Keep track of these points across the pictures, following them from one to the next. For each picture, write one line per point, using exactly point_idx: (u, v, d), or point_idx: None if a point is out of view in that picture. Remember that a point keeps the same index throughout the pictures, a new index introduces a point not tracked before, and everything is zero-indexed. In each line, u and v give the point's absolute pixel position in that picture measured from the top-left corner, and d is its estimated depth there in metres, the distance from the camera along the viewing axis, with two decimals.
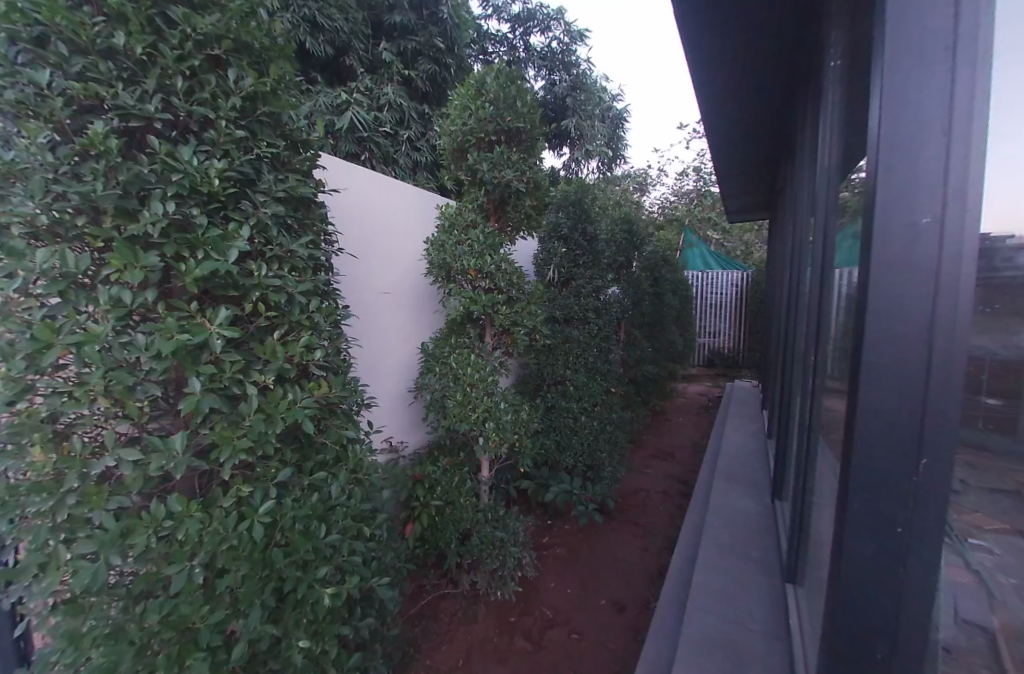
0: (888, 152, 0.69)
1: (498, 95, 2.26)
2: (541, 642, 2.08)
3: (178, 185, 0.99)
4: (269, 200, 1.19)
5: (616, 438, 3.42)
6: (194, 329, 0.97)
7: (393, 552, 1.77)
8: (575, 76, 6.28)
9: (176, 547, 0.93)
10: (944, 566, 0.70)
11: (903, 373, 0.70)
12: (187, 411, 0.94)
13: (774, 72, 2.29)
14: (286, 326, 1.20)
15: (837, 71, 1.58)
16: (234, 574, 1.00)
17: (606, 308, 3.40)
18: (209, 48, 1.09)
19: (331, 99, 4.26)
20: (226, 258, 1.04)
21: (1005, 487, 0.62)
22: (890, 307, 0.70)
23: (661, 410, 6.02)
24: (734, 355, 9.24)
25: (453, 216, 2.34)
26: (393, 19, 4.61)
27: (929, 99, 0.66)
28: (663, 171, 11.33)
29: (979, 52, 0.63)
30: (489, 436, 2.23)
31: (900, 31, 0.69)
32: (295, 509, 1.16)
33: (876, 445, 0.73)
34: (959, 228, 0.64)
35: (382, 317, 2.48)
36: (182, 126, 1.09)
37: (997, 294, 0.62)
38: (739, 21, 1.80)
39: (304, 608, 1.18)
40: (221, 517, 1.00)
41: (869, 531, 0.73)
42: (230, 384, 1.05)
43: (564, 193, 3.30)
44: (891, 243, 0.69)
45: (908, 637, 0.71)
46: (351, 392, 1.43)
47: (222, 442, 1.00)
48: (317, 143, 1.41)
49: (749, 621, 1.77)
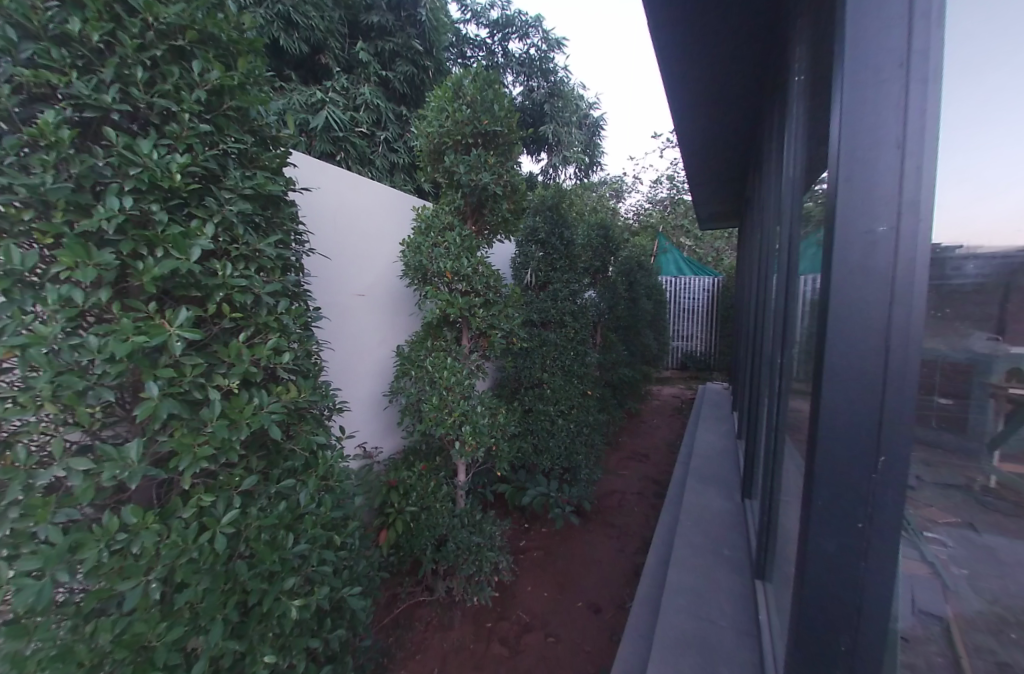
0: (848, 162, 0.72)
1: (475, 98, 2.26)
2: (518, 647, 2.07)
3: (136, 179, 0.94)
4: (236, 197, 1.15)
5: (591, 440, 3.46)
6: (152, 331, 0.92)
7: (365, 560, 1.72)
8: (552, 83, 6.35)
9: (131, 561, 0.88)
10: (901, 560, 0.73)
11: (864, 374, 0.73)
12: (143, 418, 0.89)
13: (742, 85, 2.36)
14: (253, 327, 1.17)
15: (803, 87, 1.64)
16: (195, 589, 0.96)
17: (583, 312, 3.46)
18: (172, 39, 1.04)
19: (306, 97, 4.18)
20: (188, 257, 0.99)
21: (959, 482, 0.67)
22: (851, 311, 0.73)
23: (636, 412, 6.13)
24: (707, 359, 9.49)
25: (429, 218, 2.33)
26: (370, 18, 4.56)
27: (885, 112, 0.69)
28: (638, 179, 11.60)
29: (931, 70, 0.67)
30: (465, 439, 2.21)
31: (859, 47, 0.71)
32: (261, 518, 1.12)
33: (840, 444, 0.75)
34: (913, 236, 0.68)
35: (356, 320, 2.43)
36: (142, 118, 1.04)
37: (948, 301, 0.67)
38: (709, 33, 1.85)
39: (270, 622, 1.13)
40: (181, 528, 0.95)
41: (831, 528, 0.76)
42: (191, 389, 1.00)
43: (541, 198, 3.36)
44: (849, 250, 0.72)
45: (868, 627, 0.74)
46: (321, 397, 1.40)
47: (181, 450, 0.95)
48: (288, 140, 1.37)
49: (722, 618, 1.80)
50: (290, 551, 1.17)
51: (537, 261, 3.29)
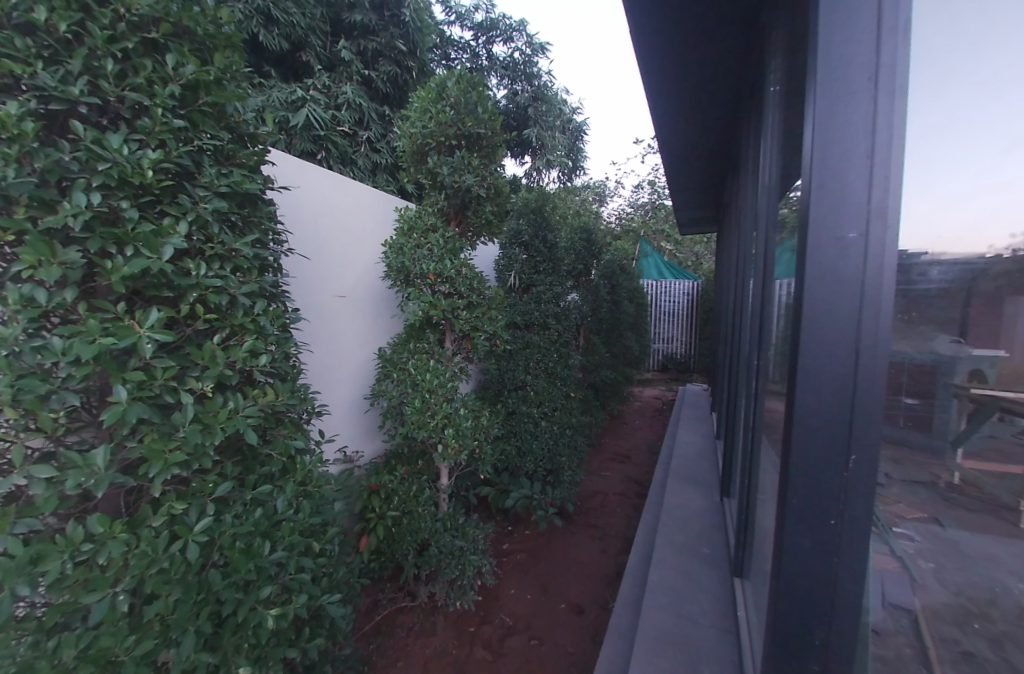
0: (820, 171, 0.75)
1: (459, 100, 2.27)
2: (501, 651, 2.06)
3: (105, 175, 0.91)
4: (211, 195, 1.12)
5: (574, 441, 3.48)
6: (120, 332, 0.88)
7: (345, 567, 1.69)
8: (536, 87, 6.38)
9: (96, 573, 0.84)
10: (872, 555, 0.75)
11: (835, 374, 0.75)
12: (110, 423, 0.85)
13: (720, 95, 2.41)
14: (227, 329, 1.14)
15: (778, 97, 1.69)
16: (165, 600, 0.92)
17: (565, 314, 3.50)
18: (145, 31, 1.01)
19: (286, 95, 4.12)
20: (160, 256, 0.96)
21: (924, 479, 0.69)
22: (822, 314, 0.76)
23: (618, 414, 6.20)
24: (687, 361, 9.67)
25: (412, 219, 2.31)
26: (352, 17, 4.50)
27: (854, 124, 0.72)
28: (620, 183, 11.78)
29: (896, 84, 0.70)
30: (448, 443, 2.19)
31: (830, 61, 0.74)
32: (236, 525, 1.08)
33: (813, 442, 0.77)
34: (881, 243, 0.71)
35: (336, 322, 2.39)
36: (112, 112, 1.00)
37: (915, 304, 0.69)
38: (689, 42, 1.88)
39: (246, 632, 1.10)
40: (150, 537, 0.92)
41: (805, 525, 0.78)
42: (163, 392, 0.96)
43: (524, 200, 3.38)
44: (822, 256, 0.75)
45: (841, 621, 0.77)
46: (300, 401, 1.37)
47: (151, 456, 0.91)
48: (266, 138, 1.34)
49: (702, 615, 1.83)
50: (267, 559, 1.14)
51: (521, 264, 3.30)
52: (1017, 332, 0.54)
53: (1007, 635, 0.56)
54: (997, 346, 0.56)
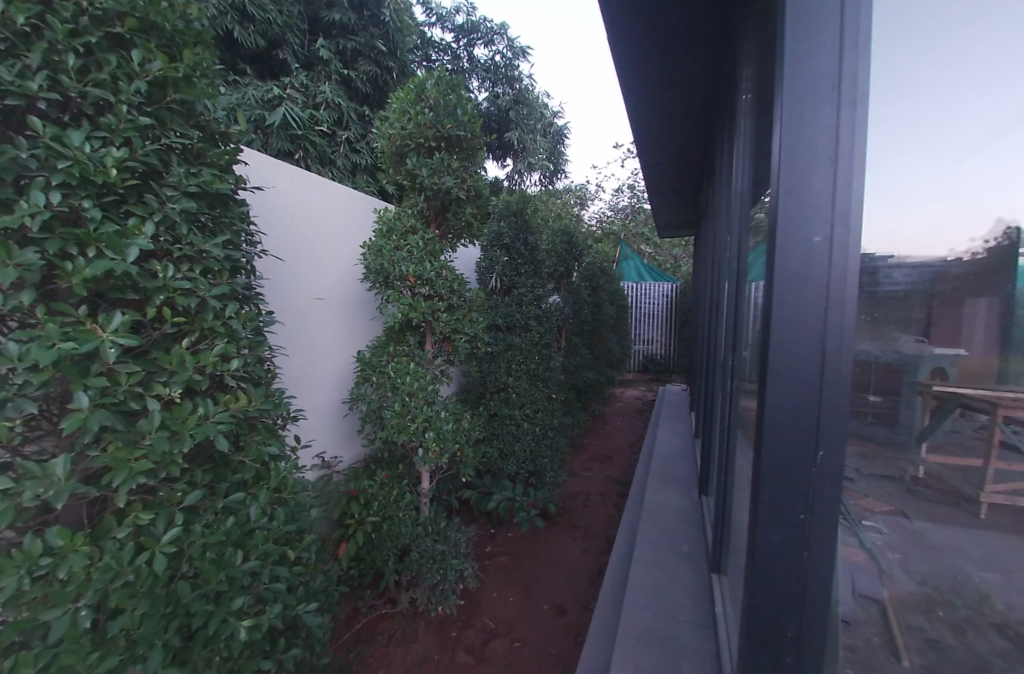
0: (787, 176, 0.78)
1: (438, 102, 2.26)
2: (483, 655, 2.05)
3: (65, 173, 0.87)
4: (179, 195, 1.09)
5: (557, 442, 3.50)
6: (81, 336, 0.85)
7: (323, 575, 1.65)
8: (518, 90, 6.41)
9: (56, 588, 0.80)
10: (841, 547, 0.78)
11: (804, 373, 0.78)
12: (70, 432, 0.81)
13: (695, 103, 2.46)
14: (197, 333, 1.11)
15: (749, 105, 1.74)
16: (131, 614, 0.89)
17: (547, 316, 3.51)
18: (109, 25, 0.97)
19: (262, 93, 4.04)
20: (125, 258, 0.93)
21: (891, 473, 0.71)
22: (791, 314, 0.79)
23: (600, 415, 6.26)
24: (667, 362, 9.83)
25: (391, 221, 2.29)
26: (331, 16, 4.44)
27: (820, 132, 0.76)
28: (600, 187, 11.93)
29: (858, 94, 0.73)
30: (428, 446, 2.18)
31: (796, 70, 0.77)
32: (206, 535, 1.05)
33: (783, 438, 0.80)
34: (844, 247, 0.74)
35: (313, 325, 2.34)
36: (74, 108, 0.96)
37: (878, 305, 0.72)
38: (664, 51, 1.90)
39: (217, 645, 1.07)
40: (115, 550, 0.88)
41: (776, 519, 0.81)
42: (127, 399, 0.93)
43: (505, 203, 3.39)
44: (790, 258, 0.78)
45: (811, 611, 0.79)
46: (274, 406, 1.34)
47: (115, 466, 0.88)
48: (238, 137, 1.31)
49: (682, 612, 1.86)
50: (239, 569, 1.11)
51: (502, 266, 3.31)
52: (975, 330, 0.56)
53: (968, 621, 0.58)
54: (958, 345, 0.59)
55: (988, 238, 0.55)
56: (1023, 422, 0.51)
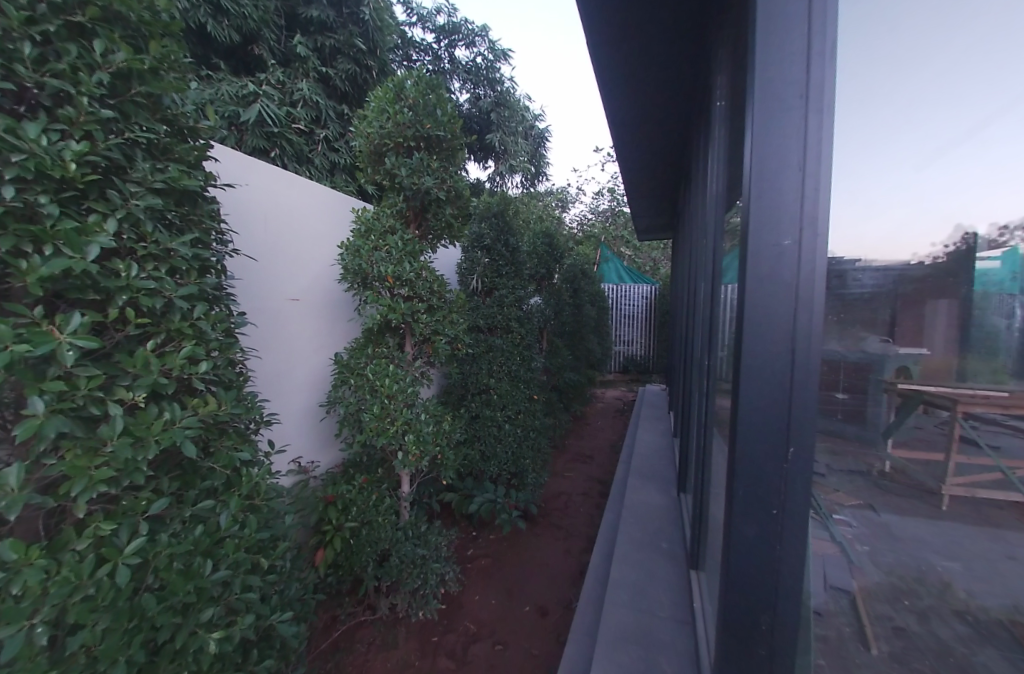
0: (758, 179, 0.79)
1: (417, 101, 2.24)
2: (464, 659, 2.03)
3: (20, 166, 0.83)
4: (144, 192, 1.04)
5: (538, 443, 3.50)
6: (36, 338, 0.80)
7: (298, 583, 1.61)
8: (499, 92, 6.41)
9: (9, 605, 0.75)
10: (812, 541, 0.80)
11: (775, 372, 0.80)
12: (23, 438, 0.77)
13: (673, 109, 2.50)
14: (163, 335, 1.07)
15: (723, 111, 1.78)
16: (93, 629, 0.84)
17: (528, 318, 3.52)
18: (68, 13, 0.93)
19: (237, 89, 3.94)
20: (84, 256, 0.89)
21: (860, 469, 0.73)
22: (763, 315, 0.80)
23: (582, 415, 6.30)
24: (646, 363, 9.98)
25: (370, 221, 2.25)
26: (309, 13, 4.37)
27: (790, 136, 0.77)
28: (581, 190, 12.06)
29: (825, 101, 0.75)
30: (408, 449, 2.15)
31: (767, 76, 0.79)
32: (173, 545, 1.01)
33: (755, 436, 0.82)
34: (812, 248, 0.76)
35: (289, 327, 2.29)
36: (30, 99, 0.92)
37: (845, 306, 0.75)
38: (643, 57, 1.92)
39: (185, 659, 1.03)
40: (74, 562, 0.84)
41: (751, 515, 0.82)
42: (87, 404, 0.88)
43: (486, 204, 3.38)
44: (762, 260, 0.79)
45: (785, 606, 0.80)
46: (246, 410, 1.31)
47: (74, 474, 0.84)
48: (207, 132, 1.27)
49: (660, 609, 1.87)
50: (208, 579, 1.07)
51: (483, 267, 3.30)
52: (936, 330, 0.59)
53: (933, 609, 0.60)
54: (921, 345, 0.61)
55: (947, 243, 0.58)
56: (980, 418, 0.55)
